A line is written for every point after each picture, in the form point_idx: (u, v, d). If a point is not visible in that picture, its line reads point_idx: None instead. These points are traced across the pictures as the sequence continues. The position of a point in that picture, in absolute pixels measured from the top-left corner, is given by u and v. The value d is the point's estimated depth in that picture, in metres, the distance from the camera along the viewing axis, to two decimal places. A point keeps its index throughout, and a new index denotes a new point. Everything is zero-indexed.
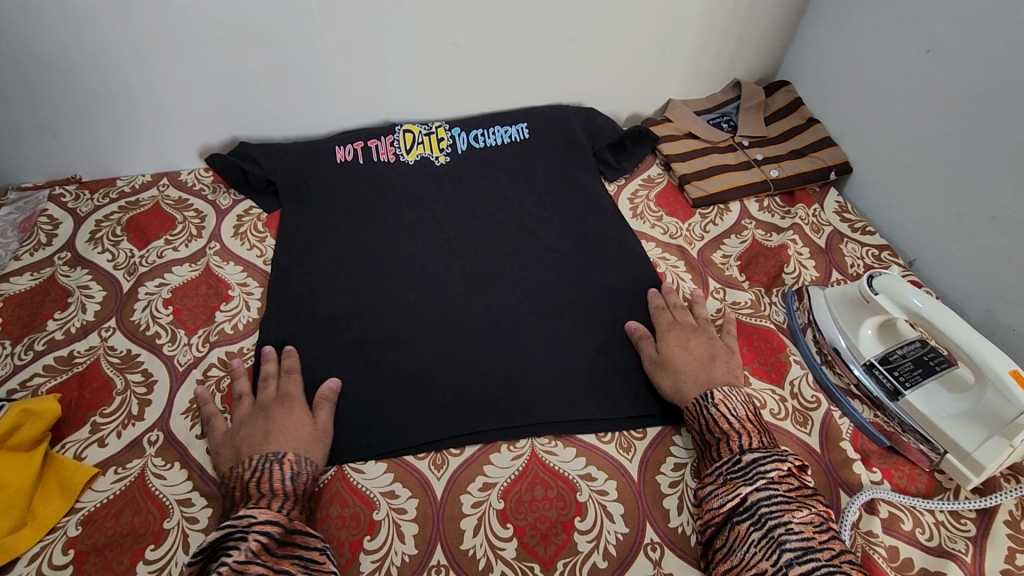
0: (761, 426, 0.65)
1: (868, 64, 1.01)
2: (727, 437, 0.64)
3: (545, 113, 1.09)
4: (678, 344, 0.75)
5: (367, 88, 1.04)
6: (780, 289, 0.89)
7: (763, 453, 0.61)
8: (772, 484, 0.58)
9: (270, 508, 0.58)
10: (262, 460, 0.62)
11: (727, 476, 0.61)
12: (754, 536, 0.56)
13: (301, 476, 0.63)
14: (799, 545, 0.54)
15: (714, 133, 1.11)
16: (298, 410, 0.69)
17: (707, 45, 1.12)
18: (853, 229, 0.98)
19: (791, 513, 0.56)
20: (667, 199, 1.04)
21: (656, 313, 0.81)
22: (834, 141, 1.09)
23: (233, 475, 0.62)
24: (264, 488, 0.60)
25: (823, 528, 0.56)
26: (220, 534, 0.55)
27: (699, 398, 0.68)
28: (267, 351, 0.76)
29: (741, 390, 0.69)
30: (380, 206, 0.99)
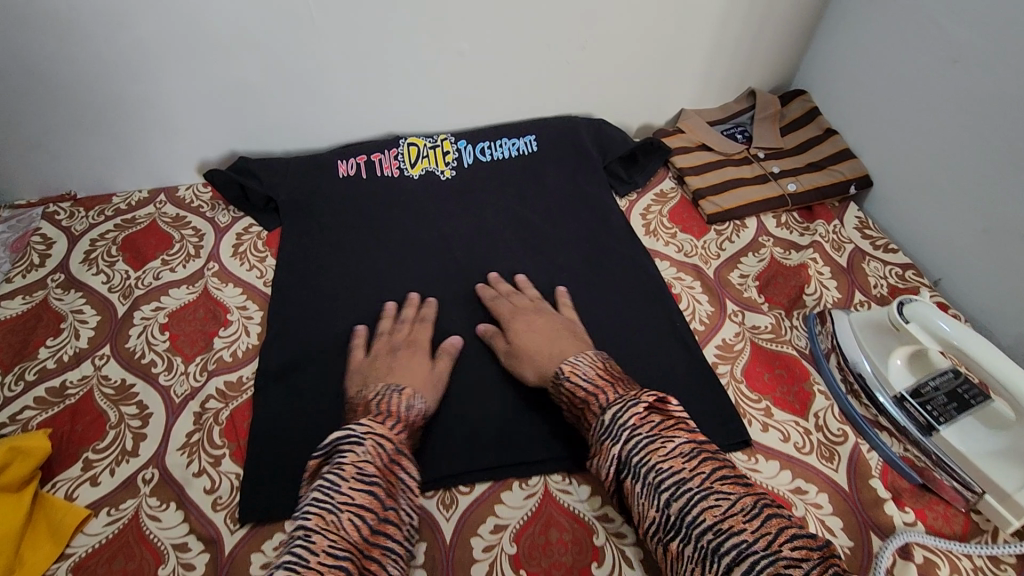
0: (615, 376, 0.66)
1: (890, 74, 0.97)
2: (588, 403, 0.64)
3: (553, 124, 1.05)
4: (525, 330, 0.76)
5: (371, 99, 1.00)
6: (801, 311, 0.85)
7: (618, 403, 0.61)
8: (633, 430, 0.59)
9: (383, 425, 0.62)
10: (385, 388, 0.67)
11: (599, 440, 0.61)
12: (637, 487, 0.57)
13: (414, 407, 0.66)
14: (672, 481, 0.55)
15: (728, 145, 1.08)
16: (421, 357, 0.74)
17: (721, 54, 1.08)
18: (875, 247, 0.95)
19: (657, 454, 0.57)
20: (680, 215, 1.00)
21: (491, 303, 0.82)
22: (853, 154, 1.05)
23: (364, 392, 0.68)
24: (381, 407, 0.64)
25: (691, 454, 0.56)
26: (339, 435, 0.59)
27: (555, 376, 0.68)
28: (413, 297, 0.84)
29: (587, 351, 0.69)
30: (384, 223, 0.96)
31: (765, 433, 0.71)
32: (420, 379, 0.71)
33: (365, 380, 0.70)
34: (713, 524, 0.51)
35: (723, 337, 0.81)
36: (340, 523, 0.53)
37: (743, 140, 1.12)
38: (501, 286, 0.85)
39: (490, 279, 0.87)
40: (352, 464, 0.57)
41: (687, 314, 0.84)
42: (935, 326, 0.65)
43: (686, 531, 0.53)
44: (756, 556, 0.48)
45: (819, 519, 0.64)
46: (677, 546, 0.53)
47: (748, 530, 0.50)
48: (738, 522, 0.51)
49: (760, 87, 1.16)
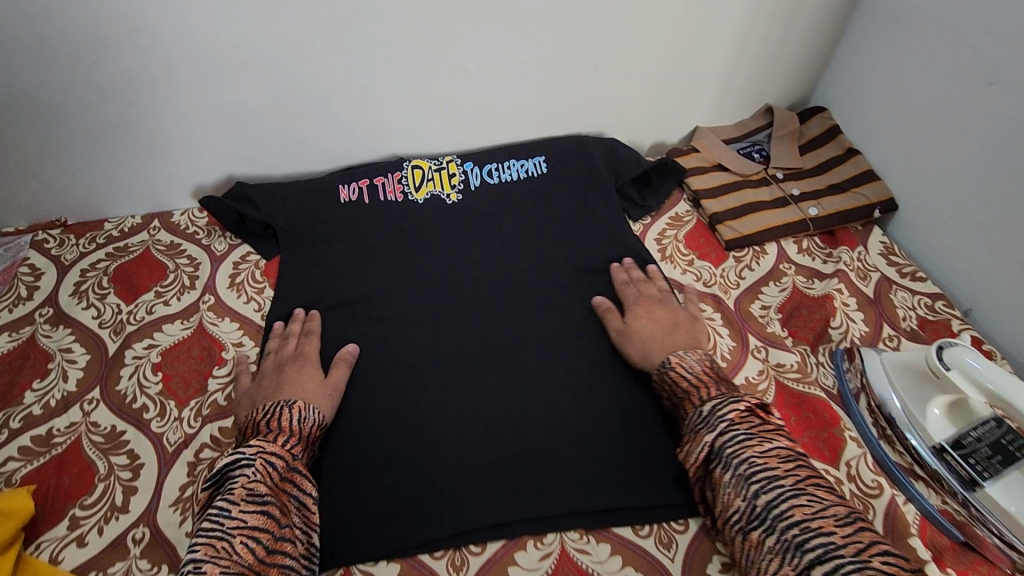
0: (720, 375, 0.68)
1: (918, 93, 0.92)
2: (689, 393, 0.66)
3: (563, 144, 1.01)
4: (643, 315, 0.79)
5: (374, 120, 0.96)
6: (827, 346, 0.81)
7: (721, 398, 0.63)
8: (733, 424, 0.60)
9: (276, 444, 0.62)
10: (274, 405, 0.66)
11: (694, 429, 0.63)
12: (728, 477, 0.58)
13: (308, 421, 0.66)
14: (766, 475, 0.56)
15: (745, 165, 1.03)
16: (310, 369, 0.73)
17: (738, 70, 1.03)
18: (901, 274, 0.90)
19: (754, 448, 0.58)
20: (697, 240, 0.96)
21: (621, 286, 0.85)
22: (877, 175, 1.01)
23: (252, 413, 0.67)
24: (273, 425, 0.64)
25: (790, 457, 0.58)
26: (228, 459, 0.59)
27: (661, 364, 0.71)
28: (298, 312, 0.82)
29: (698, 348, 0.71)
30: (387, 251, 0.91)
31: None
32: (310, 392, 0.70)
33: (253, 403, 0.69)
34: (800, 521, 0.52)
35: (746, 376, 0.77)
36: (232, 548, 0.53)
37: (760, 159, 1.07)
38: (633, 272, 0.87)
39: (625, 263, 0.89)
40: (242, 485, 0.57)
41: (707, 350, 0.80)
42: (963, 362, 0.63)
43: (770, 523, 0.54)
44: (841, 558, 0.49)
45: None
46: (759, 534, 0.55)
47: (837, 534, 0.51)
48: (828, 524, 0.52)
49: (777, 103, 1.11)
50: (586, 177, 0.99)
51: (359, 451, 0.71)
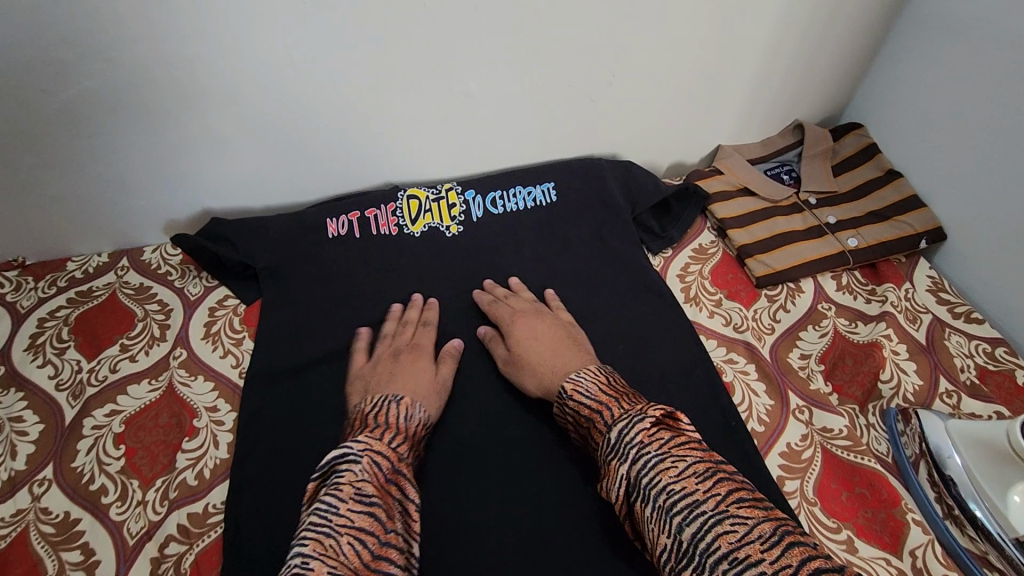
0: (620, 391, 0.60)
1: (974, 111, 0.82)
2: (594, 421, 0.58)
3: (575, 168, 0.91)
4: (527, 337, 0.72)
5: (364, 144, 0.86)
6: (877, 404, 0.72)
7: (625, 420, 0.54)
8: (642, 448, 0.52)
9: (382, 441, 0.57)
10: (382, 399, 0.62)
11: (607, 460, 0.54)
12: (648, 512, 0.49)
13: (414, 419, 0.62)
14: (684, 504, 0.47)
15: (775, 190, 0.93)
16: (423, 360, 0.71)
17: (767, 84, 0.93)
18: (954, 315, 0.81)
19: (667, 474, 0.49)
20: (724, 275, 0.87)
21: (490, 307, 0.78)
22: (921, 200, 0.91)
23: (361, 406, 0.63)
24: (380, 420, 0.59)
25: (708, 475, 0.49)
26: (337, 452, 0.54)
27: (559, 394, 0.63)
28: (416, 297, 0.80)
29: (589, 367, 0.63)
30: (381, 294, 0.82)
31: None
32: (422, 386, 0.67)
33: (365, 390, 0.67)
34: (729, 552, 0.44)
35: (788, 442, 0.68)
36: (339, 548, 0.47)
37: (790, 182, 0.98)
38: (498, 291, 0.80)
39: (486, 284, 0.82)
40: (349, 484, 0.52)
41: (742, 410, 0.71)
42: None
43: (700, 560, 0.45)
44: None
45: None
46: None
47: (769, 563, 0.42)
48: (756, 550, 0.43)
49: (808, 119, 1.01)
50: (600, 206, 0.89)
51: None
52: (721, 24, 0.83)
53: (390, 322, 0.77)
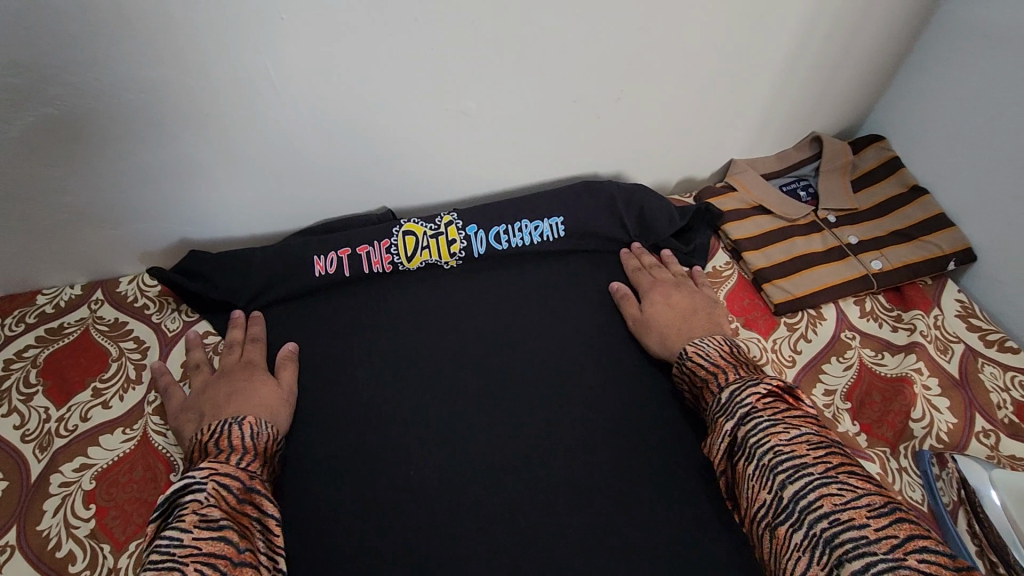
0: (739, 360, 0.63)
1: (1009, 126, 0.77)
2: (708, 380, 0.62)
3: (579, 189, 0.86)
4: (661, 300, 0.76)
5: (355, 169, 0.81)
6: (909, 445, 0.67)
7: (737, 384, 0.58)
8: (753, 411, 0.54)
9: (229, 464, 0.56)
10: (220, 423, 0.60)
11: (715, 416, 0.58)
12: (750, 468, 0.52)
13: (262, 436, 0.61)
14: (791, 464, 0.49)
15: (792, 208, 0.88)
16: (262, 378, 0.69)
17: (783, 96, 0.88)
18: (987, 343, 0.76)
19: (777, 436, 0.51)
20: (740, 302, 0.81)
21: (635, 272, 0.81)
22: (948, 219, 0.86)
23: (199, 433, 0.61)
24: (224, 445, 0.58)
25: (820, 445, 0.51)
26: (177, 486, 0.52)
27: (679, 354, 0.67)
28: (238, 316, 0.75)
29: (717, 335, 0.67)
30: (374, 330, 0.77)
31: None
32: (265, 403, 0.66)
33: (199, 418, 0.64)
34: (830, 512, 0.45)
35: None
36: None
37: (807, 198, 0.92)
38: (644, 257, 0.83)
39: (633, 248, 0.85)
40: (193, 512, 0.50)
41: None
42: None
43: (798, 515, 0.47)
44: (873, 556, 0.42)
45: None
46: (786, 530, 0.47)
47: (870, 527, 0.43)
48: (859, 515, 0.44)
49: (825, 131, 0.96)
50: (637, 236, 0.86)
51: None
52: (738, 34, 0.78)
53: (201, 348, 0.73)
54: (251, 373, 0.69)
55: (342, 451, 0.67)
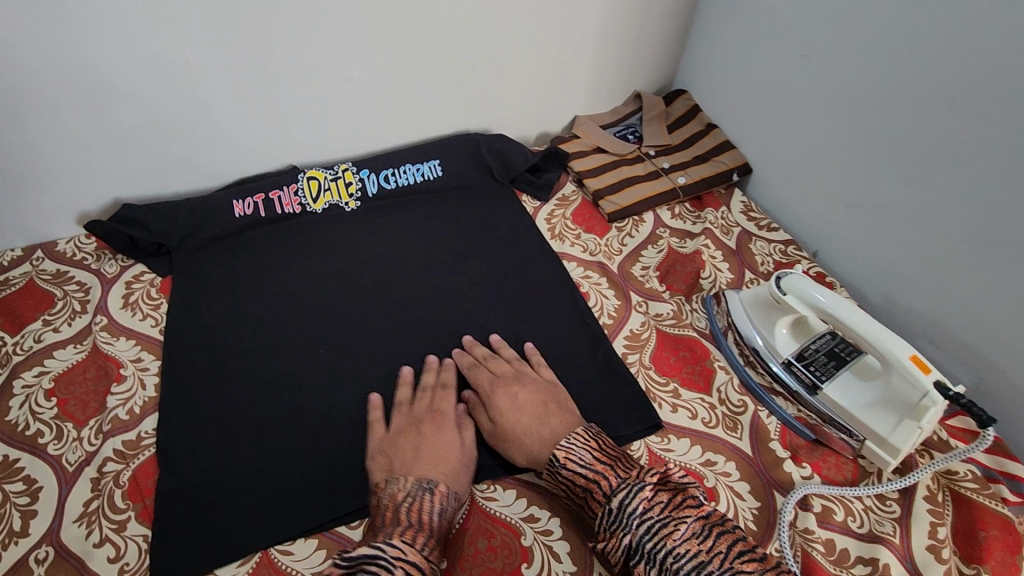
0: (613, 457, 0.64)
1: (753, 69, 1.05)
2: (590, 491, 0.61)
3: (451, 144, 1.08)
4: (509, 406, 0.71)
5: (263, 135, 0.99)
6: (699, 294, 0.91)
7: (624, 489, 0.59)
8: (644, 514, 0.57)
9: (413, 548, 0.57)
10: (415, 486, 0.62)
11: (607, 526, 0.59)
12: (653, 574, 0.55)
13: (446, 511, 0.62)
14: (690, 566, 0.54)
15: (621, 146, 1.14)
16: (448, 429, 0.70)
17: (604, 61, 1.13)
18: (759, 227, 1.03)
19: (670, 537, 0.55)
20: (583, 216, 1.04)
21: (465, 370, 0.78)
22: (733, 145, 1.13)
23: (387, 490, 0.62)
24: (413, 517, 0.59)
25: (706, 533, 0.56)
26: (366, 554, 0.55)
27: (549, 464, 0.65)
28: (375, 400, 0.75)
29: (579, 433, 0.66)
30: (287, 258, 0.94)
31: (675, 414, 0.76)
32: (450, 460, 0.67)
33: (389, 468, 0.65)
34: None
35: (631, 328, 0.86)
36: None
37: (634, 140, 1.18)
38: (476, 351, 0.80)
39: (465, 342, 0.82)
40: None
41: (596, 310, 0.88)
42: (811, 298, 0.72)
43: None
44: None
45: (728, 486, 0.68)
46: None
47: None
48: None
49: (645, 90, 1.23)
50: (502, 174, 1.09)
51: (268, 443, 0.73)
52: (556, 13, 1.02)
53: (408, 388, 0.76)
54: (439, 430, 0.69)
55: (264, 343, 0.83)
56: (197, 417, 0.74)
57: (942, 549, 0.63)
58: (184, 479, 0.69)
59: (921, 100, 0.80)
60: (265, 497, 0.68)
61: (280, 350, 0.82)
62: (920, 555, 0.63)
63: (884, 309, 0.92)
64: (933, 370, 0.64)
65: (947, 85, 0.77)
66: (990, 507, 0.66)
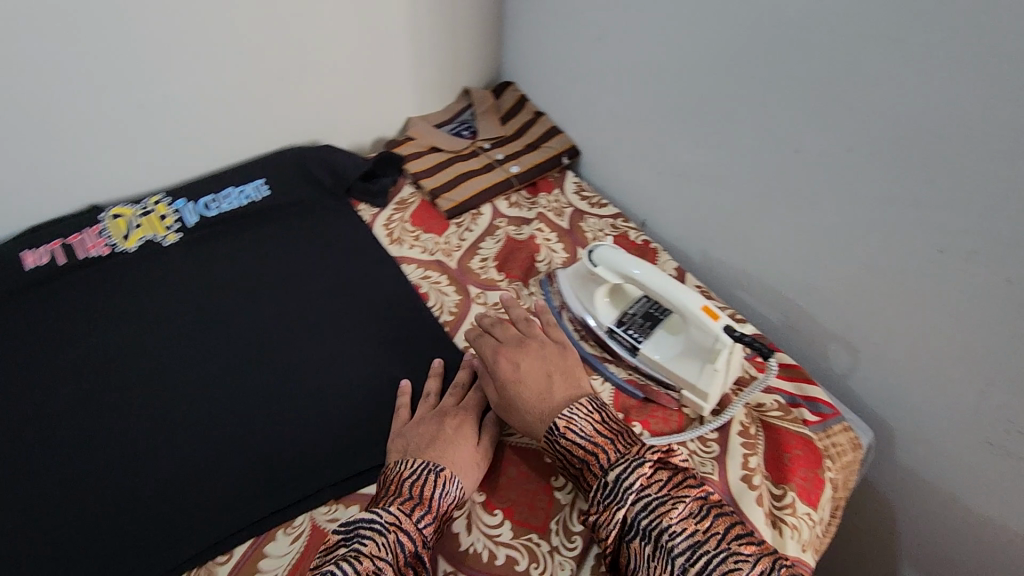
0: (614, 431, 0.63)
1: (561, 55, 1.09)
2: (588, 463, 0.62)
3: (275, 164, 1.05)
4: (509, 375, 0.70)
5: (50, 175, 0.91)
6: (537, 277, 0.93)
7: (623, 464, 0.59)
8: (643, 492, 0.58)
9: (411, 520, 0.58)
10: (421, 466, 0.62)
11: (601, 500, 0.59)
12: (648, 550, 0.56)
13: (450, 495, 0.62)
14: (685, 545, 0.54)
15: (454, 143, 1.14)
16: (464, 427, 0.69)
17: (422, 61, 1.14)
18: (590, 204, 1.07)
19: (668, 515, 0.56)
20: (422, 217, 1.04)
21: (475, 341, 0.76)
22: (560, 131, 1.18)
23: (397, 469, 0.63)
24: (416, 491, 0.60)
25: (703, 514, 0.57)
26: (365, 517, 0.57)
27: (548, 431, 0.65)
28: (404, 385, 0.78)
29: (581, 402, 0.66)
30: (94, 305, 0.86)
31: None
32: (459, 452, 0.66)
33: (404, 452, 0.66)
34: None
35: (471, 321, 0.87)
36: None
37: (468, 136, 1.19)
38: (484, 322, 0.79)
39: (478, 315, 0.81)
40: (369, 559, 0.54)
41: (436, 309, 0.89)
42: (628, 271, 0.75)
43: None
44: None
45: None
46: None
47: None
48: None
49: (474, 85, 1.24)
50: (334, 185, 1.06)
51: (77, 509, 0.67)
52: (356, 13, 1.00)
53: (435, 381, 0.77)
54: (458, 424, 0.69)
55: (70, 402, 0.76)
56: (107, 453, 0.71)
57: (753, 477, 0.69)
58: (98, 518, 0.66)
59: (692, 67, 0.86)
60: (198, 512, 0.68)
61: (91, 406, 0.76)
62: (737, 486, 0.69)
63: (704, 266, 0.99)
64: (721, 316, 0.70)
65: (707, 54, 0.83)
66: (791, 430, 0.74)
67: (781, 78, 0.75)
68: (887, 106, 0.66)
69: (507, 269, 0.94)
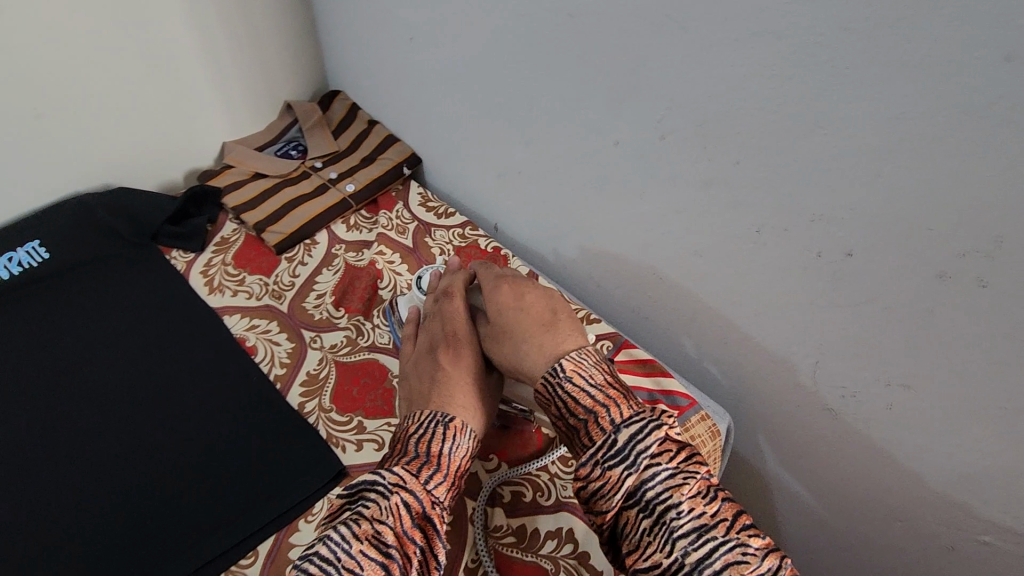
0: (624, 384, 0.55)
1: (381, 57, 0.99)
2: (593, 417, 0.52)
3: (57, 220, 0.90)
4: (511, 309, 0.64)
5: None
6: (379, 308, 0.85)
7: (638, 422, 0.51)
8: (654, 461, 0.48)
9: (417, 482, 0.51)
10: (429, 419, 0.56)
11: (601, 461, 0.50)
12: (648, 527, 0.47)
13: (462, 450, 0.55)
14: (691, 528, 0.46)
15: (279, 164, 1.02)
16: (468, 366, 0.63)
17: (224, 78, 1.01)
18: (438, 215, 0.99)
19: (679, 492, 0.47)
20: (246, 256, 0.94)
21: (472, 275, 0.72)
22: (398, 138, 1.08)
23: (405, 424, 0.58)
24: (423, 448, 0.54)
25: (713, 495, 0.48)
26: (364, 480, 0.51)
27: (550, 372, 0.56)
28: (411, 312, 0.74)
29: (589, 350, 0.58)
30: None
31: (358, 452, 0.71)
32: (465, 395, 0.60)
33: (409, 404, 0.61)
34: None
35: (306, 370, 0.79)
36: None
37: (298, 155, 1.08)
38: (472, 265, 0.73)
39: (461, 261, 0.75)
40: (369, 521, 0.47)
41: (266, 363, 0.81)
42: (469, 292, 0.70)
43: None
44: None
45: None
46: None
47: None
48: None
49: (298, 98, 1.12)
50: (135, 235, 0.93)
51: None
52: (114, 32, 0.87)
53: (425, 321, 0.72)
54: (458, 362, 0.62)
55: None
56: None
57: None
58: None
59: (501, 65, 0.81)
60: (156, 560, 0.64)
61: None
62: None
63: (559, 266, 0.96)
64: None
65: (510, 51, 0.78)
66: None
67: (585, 70, 0.71)
68: (681, 94, 0.63)
69: (345, 304, 0.86)
